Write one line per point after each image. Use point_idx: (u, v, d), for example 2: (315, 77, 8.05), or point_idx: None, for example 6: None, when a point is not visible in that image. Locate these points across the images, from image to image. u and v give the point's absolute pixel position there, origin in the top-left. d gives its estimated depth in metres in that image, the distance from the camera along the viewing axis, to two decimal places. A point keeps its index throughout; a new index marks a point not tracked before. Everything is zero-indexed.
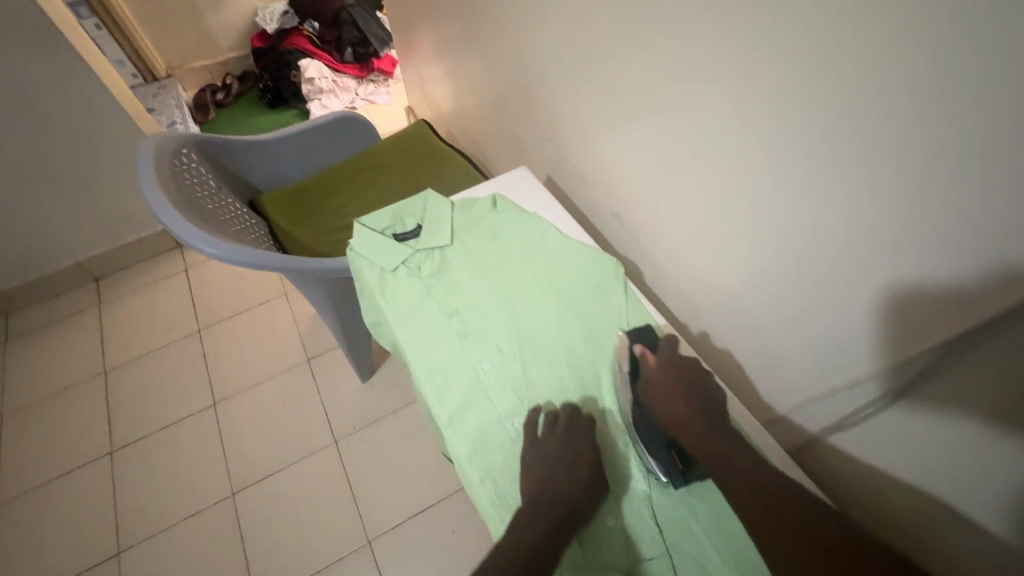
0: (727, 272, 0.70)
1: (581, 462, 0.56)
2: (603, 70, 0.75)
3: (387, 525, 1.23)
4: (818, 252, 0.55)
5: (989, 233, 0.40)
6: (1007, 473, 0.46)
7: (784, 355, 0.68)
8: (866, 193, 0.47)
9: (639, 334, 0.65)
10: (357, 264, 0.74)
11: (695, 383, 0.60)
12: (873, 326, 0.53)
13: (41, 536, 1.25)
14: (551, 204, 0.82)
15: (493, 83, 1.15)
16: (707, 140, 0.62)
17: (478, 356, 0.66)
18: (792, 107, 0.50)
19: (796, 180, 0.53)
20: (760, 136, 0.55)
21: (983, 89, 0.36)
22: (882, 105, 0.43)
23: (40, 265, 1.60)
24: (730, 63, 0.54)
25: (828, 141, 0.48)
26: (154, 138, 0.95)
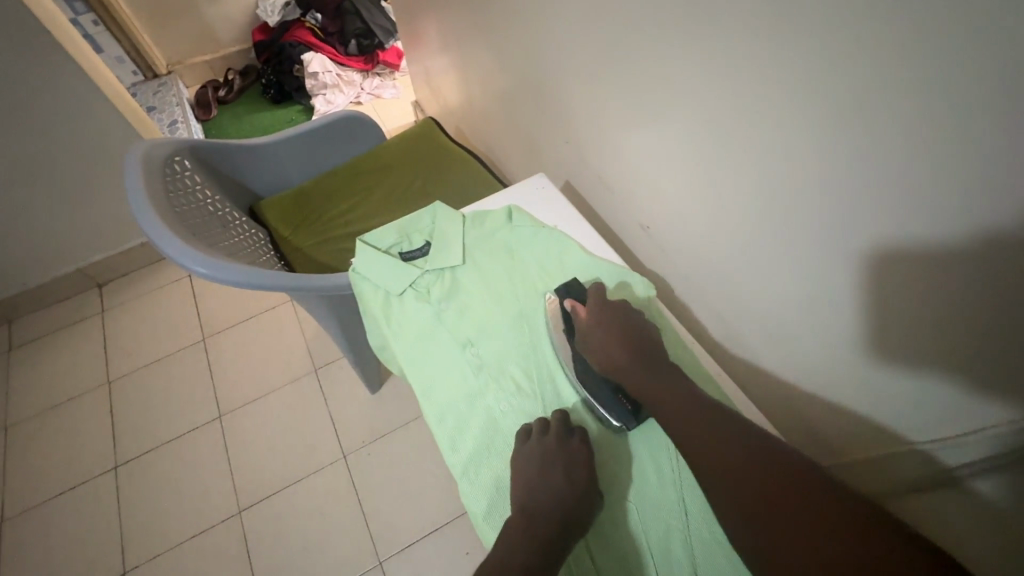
0: (771, 299, 0.62)
1: (576, 468, 0.52)
2: (628, 68, 0.67)
3: (398, 546, 1.18)
4: (887, 288, 0.47)
5: None
6: None
7: (840, 392, 0.60)
8: (959, 229, 0.39)
9: (569, 289, 0.62)
10: (361, 287, 0.68)
11: (625, 324, 0.57)
12: (961, 380, 0.45)
13: (46, 554, 1.22)
14: (571, 215, 0.74)
15: (504, 78, 1.06)
16: (748, 153, 0.54)
17: (493, 394, 0.59)
18: (861, 128, 0.42)
19: (867, 206, 0.45)
20: (817, 152, 0.46)
21: None
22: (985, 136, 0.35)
23: (40, 271, 1.56)
24: (782, 70, 0.46)
25: (902, 163, 0.40)
26: (143, 145, 0.89)
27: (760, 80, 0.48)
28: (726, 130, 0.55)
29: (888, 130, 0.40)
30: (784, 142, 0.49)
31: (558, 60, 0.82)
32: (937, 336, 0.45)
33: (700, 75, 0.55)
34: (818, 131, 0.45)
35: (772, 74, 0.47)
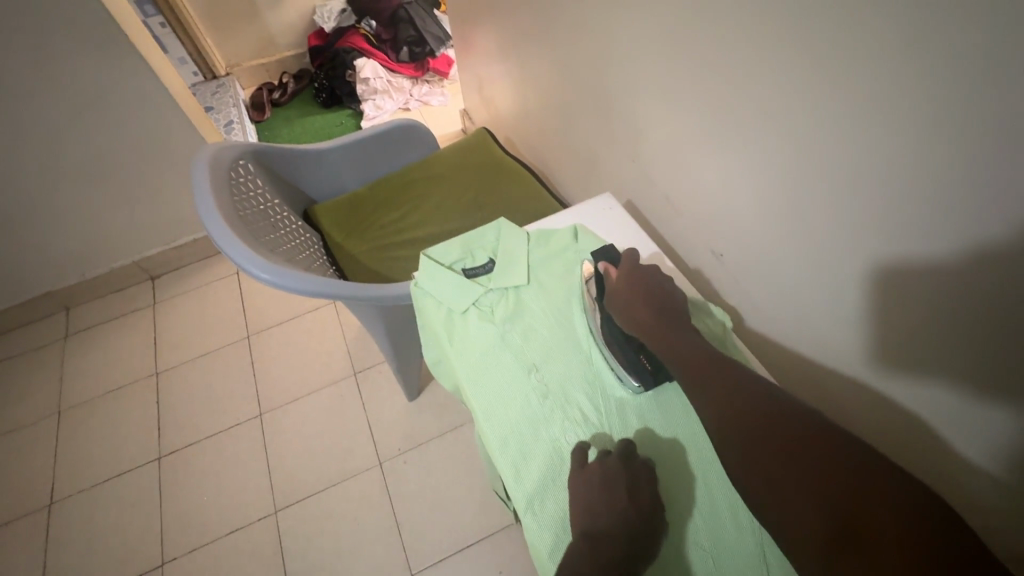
0: (881, 342, 0.57)
1: (642, 492, 0.49)
2: (711, 90, 0.65)
3: (431, 559, 1.16)
4: None
5: None
6: None
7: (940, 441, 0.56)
8: None
9: (602, 255, 0.63)
10: (424, 301, 0.66)
11: (656, 289, 0.57)
12: None
13: (89, 539, 1.25)
14: (641, 238, 0.72)
15: (565, 91, 1.05)
16: (879, 184, 0.49)
17: (560, 422, 0.57)
18: (1000, 168, 0.40)
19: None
20: (972, 188, 0.42)
21: None
22: None
23: (99, 262, 1.62)
24: (909, 101, 0.44)
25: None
26: (211, 148, 0.91)
27: (907, 106, 0.44)
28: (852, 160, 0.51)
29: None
30: (937, 177, 0.44)
31: (629, 76, 0.80)
32: None
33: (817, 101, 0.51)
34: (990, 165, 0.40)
35: (927, 100, 0.43)
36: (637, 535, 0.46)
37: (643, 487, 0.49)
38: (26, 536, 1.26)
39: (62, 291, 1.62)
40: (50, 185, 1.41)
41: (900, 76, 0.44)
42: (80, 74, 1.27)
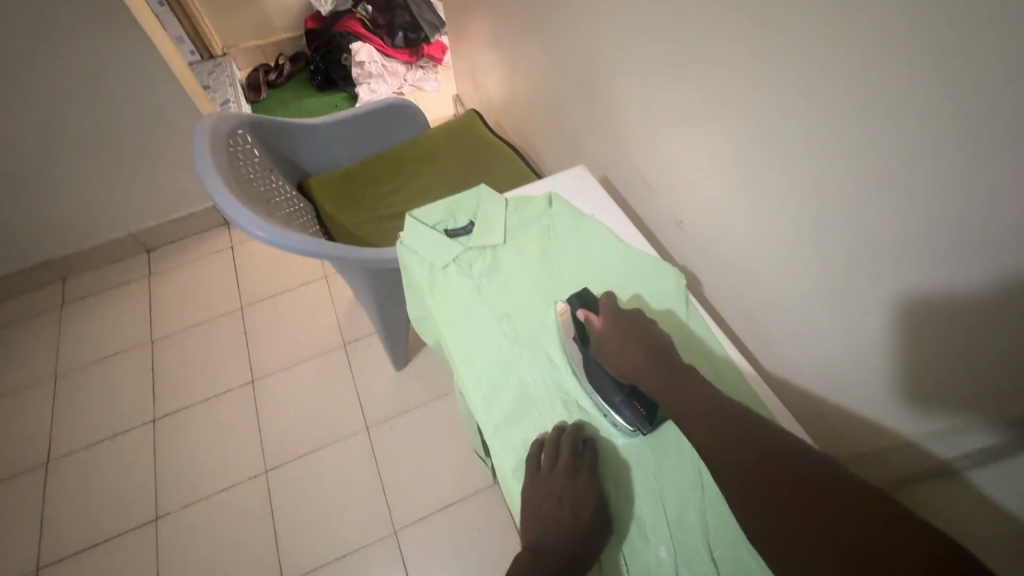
0: (797, 300, 0.64)
1: (583, 508, 0.53)
2: (670, 69, 0.71)
3: (413, 516, 1.23)
4: (902, 290, 0.50)
5: None
6: None
7: (841, 387, 0.63)
8: (950, 233, 0.43)
9: (580, 299, 0.63)
10: (407, 257, 0.72)
11: (641, 331, 0.58)
12: (939, 376, 0.49)
13: (87, 494, 1.30)
14: (609, 206, 0.78)
15: (550, 75, 1.11)
16: (805, 152, 0.54)
17: (527, 363, 0.63)
18: (873, 139, 0.47)
19: (893, 208, 0.47)
20: (854, 158, 0.49)
21: None
22: (975, 153, 0.40)
23: (96, 234, 1.66)
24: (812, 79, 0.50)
25: (985, 162, 0.39)
26: (211, 118, 0.96)
27: (817, 83, 0.50)
28: (784, 131, 0.56)
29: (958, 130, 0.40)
30: (849, 144, 0.49)
31: (607, 59, 0.86)
32: (932, 338, 0.49)
33: (758, 77, 0.57)
34: (887, 131, 0.45)
35: (829, 78, 0.49)
36: (580, 545, 0.51)
37: (587, 501, 0.54)
38: (24, 490, 1.31)
39: (59, 261, 1.66)
40: (49, 155, 1.45)
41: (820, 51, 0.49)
42: (80, 46, 1.30)
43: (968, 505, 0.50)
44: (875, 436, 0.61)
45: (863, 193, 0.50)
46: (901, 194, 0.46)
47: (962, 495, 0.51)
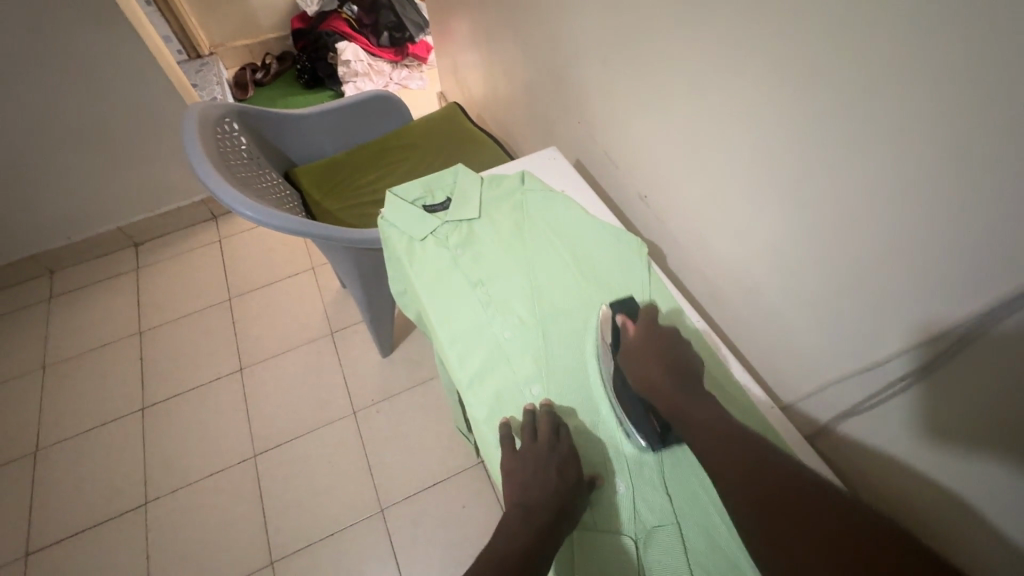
0: (750, 261, 0.70)
1: (568, 468, 0.55)
2: (634, 53, 0.77)
3: (399, 496, 1.26)
4: (836, 243, 0.56)
5: (988, 220, 0.41)
6: (1000, 462, 0.46)
7: (789, 342, 0.68)
8: (870, 183, 0.50)
9: (619, 305, 0.65)
10: (387, 231, 0.77)
11: (665, 347, 0.59)
12: (869, 317, 0.55)
13: (75, 480, 1.32)
14: (578, 182, 0.83)
15: (527, 66, 1.16)
16: (754, 117, 0.60)
17: (499, 324, 0.67)
18: (806, 105, 0.53)
19: (824, 165, 0.53)
20: (792, 124, 0.55)
21: (978, 97, 0.39)
22: (890, 110, 0.45)
23: (83, 228, 1.68)
24: (756, 54, 0.56)
25: (896, 110, 0.45)
26: (199, 106, 1.00)
27: (761, 58, 0.56)
28: (736, 100, 0.61)
29: (877, 82, 0.45)
30: (790, 105, 0.55)
31: (577, 46, 0.91)
32: (863, 282, 0.54)
33: (715, 52, 0.62)
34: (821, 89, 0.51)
35: (771, 52, 0.54)
36: (570, 500, 0.54)
37: (573, 462, 0.56)
38: (13, 478, 1.33)
39: (47, 255, 1.68)
40: (39, 148, 1.47)
41: (764, 22, 0.54)
42: (72, 40, 1.33)
43: (893, 431, 0.57)
44: (814, 381, 0.66)
45: (802, 149, 0.55)
46: (834, 146, 0.52)
47: (883, 419, 0.57)
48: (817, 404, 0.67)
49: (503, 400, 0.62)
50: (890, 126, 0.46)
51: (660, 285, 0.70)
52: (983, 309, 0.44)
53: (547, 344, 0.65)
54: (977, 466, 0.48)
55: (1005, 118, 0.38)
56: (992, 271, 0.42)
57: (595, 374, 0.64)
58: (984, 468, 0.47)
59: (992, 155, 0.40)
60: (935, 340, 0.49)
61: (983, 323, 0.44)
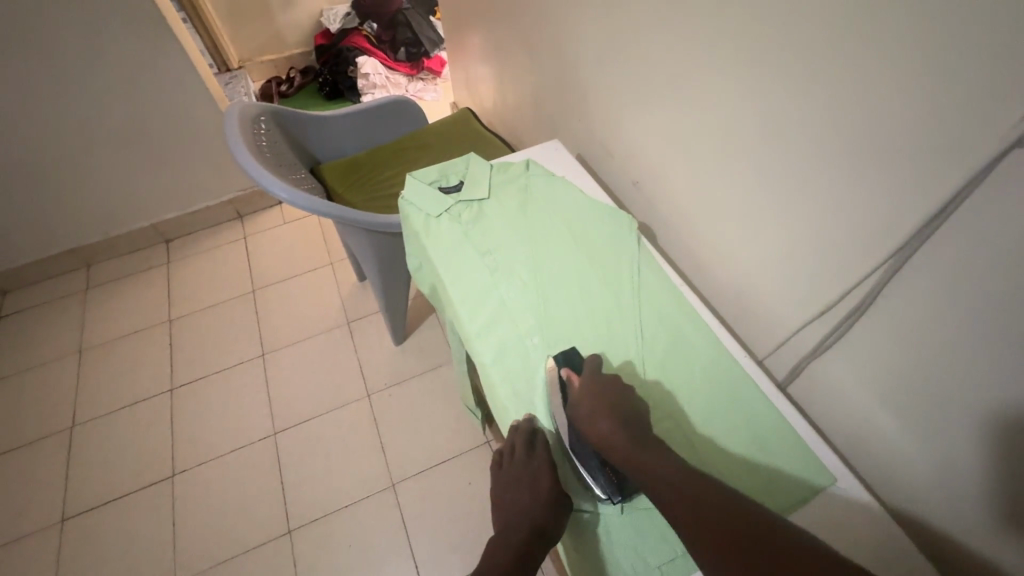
0: (724, 230, 0.79)
1: (541, 486, 0.60)
2: (625, 54, 0.87)
3: (409, 471, 1.34)
4: (789, 204, 0.65)
5: (901, 167, 0.51)
6: (940, 372, 0.55)
7: (759, 302, 0.77)
8: (812, 147, 0.59)
9: (563, 358, 0.66)
10: (406, 209, 0.86)
11: (612, 397, 0.60)
12: (819, 267, 0.64)
13: (108, 454, 1.41)
14: (577, 168, 0.92)
15: (533, 72, 1.27)
16: (724, 99, 0.69)
17: (504, 286, 0.76)
18: (763, 86, 0.62)
19: (777, 136, 0.63)
20: (752, 102, 0.65)
21: (889, 66, 0.49)
22: (824, 83, 0.55)
23: (120, 224, 1.81)
24: (722, 45, 0.66)
25: (829, 83, 0.55)
26: (239, 104, 1.12)
27: (726, 50, 0.66)
28: (707, 87, 0.71)
29: (818, 57, 0.55)
30: (754, 85, 0.64)
31: (578, 51, 1.02)
32: (814, 236, 0.63)
33: (691, 48, 0.72)
34: (777, 69, 0.60)
35: (735, 45, 0.64)
36: (542, 522, 0.58)
37: (545, 477, 0.61)
38: (51, 451, 1.42)
39: (85, 249, 1.80)
40: (85, 148, 1.60)
41: (731, 16, 0.63)
42: (121, 49, 1.46)
43: (852, 367, 0.65)
44: (781, 334, 0.75)
45: (764, 121, 0.64)
46: (790, 116, 0.60)
47: (842, 357, 0.66)
48: (784, 356, 0.75)
49: (506, 347, 0.71)
50: (830, 91, 0.55)
51: (646, 256, 0.79)
52: (909, 238, 0.52)
53: (547, 304, 0.74)
54: (923, 379, 0.57)
55: (909, 81, 0.47)
56: (903, 209, 0.52)
57: (589, 328, 0.72)
58: (926, 380, 0.56)
59: (899, 113, 0.49)
60: (875, 273, 0.57)
61: (903, 253, 0.53)
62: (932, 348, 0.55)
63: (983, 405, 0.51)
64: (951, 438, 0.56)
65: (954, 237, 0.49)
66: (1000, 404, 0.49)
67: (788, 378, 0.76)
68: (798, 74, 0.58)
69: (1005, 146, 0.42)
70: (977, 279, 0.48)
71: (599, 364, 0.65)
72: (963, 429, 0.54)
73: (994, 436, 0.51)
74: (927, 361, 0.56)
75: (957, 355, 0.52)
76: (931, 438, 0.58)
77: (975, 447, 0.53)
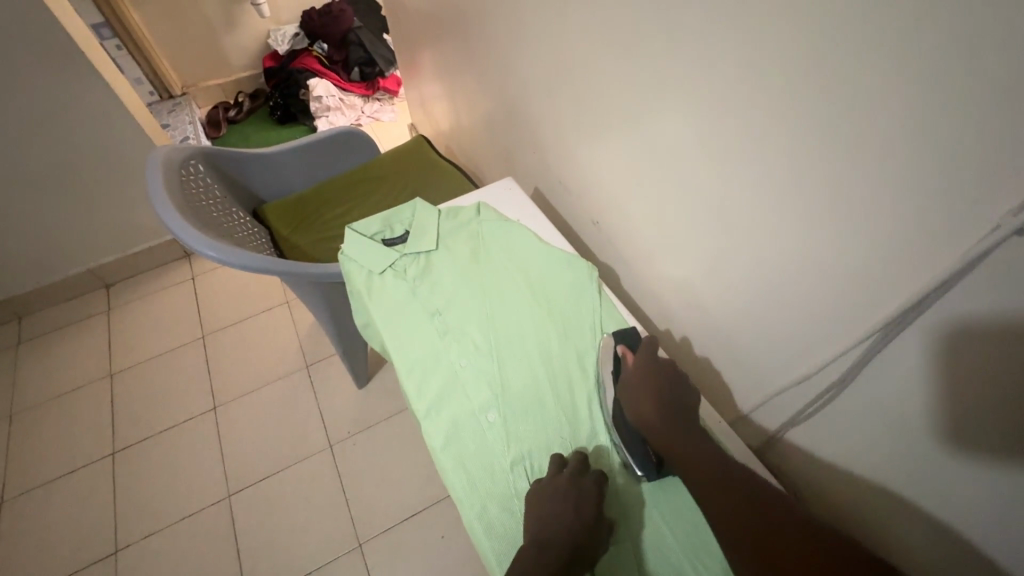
0: (695, 279, 0.74)
1: (586, 505, 0.54)
2: (580, 86, 0.80)
3: (378, 528, 1.25)
4: (763, 263, 0.61)
5: (884, 240, 0.46)
6: (938, 452, 0.50)
7: (739, 353, 0.72)
8: (782, 206, 0.54)
9: (621, 336, 0.67)
10: (347, 266, 0.78)
11: (663, 379, 0.61)
12: (799, 328, 0.60)
13: (42, 531, 1.28)
14: (532, 211, 0.86)
15: (486, 99, 1.20)
16: (685, 147, 0.64)
17: (455, 353, 0.69)
18: (725, 135, 0.57)
19: (745, 192, 0.58)
20: (715, 154, 0.60)
21: (864, 131, 0.43)
22: (792, 140, 0.50)
23: (54, 272, 1.67)
24: (680, 87, 0.60)
25: (797, 142, 0.49)
26: (164, 149, 1.02)
27: (682, 92, 0.60)
28: (667, 130, 0.65)
29: (783, 110, 0.49)
30: (719, 136, 0.58)
31: (530, 81, 0.95)
32: (790, 298, 0.59)
33: (648, 83, 0.65)
34: (743, 123, 0.54)
35: (695, 87, 0.58)
36: (583, 546, 0.52)
37: (592, 499, 0.55)
38: None
39: (15, 301, 1.66)
40: (5, 194, 1.46)
41: (690, 59, 0.57)
42: (37, 87, 1.34)
43: (843, 426, 0.60)
44: (761, 391, 0.71)
45: (728, 173, 0.59)
46: (760, 172, 0.55)
47: (826, 422, 0.62)
48: (766, 415, 0.72)
49: (458, 427, 0.63)
50: (804, 151, 0.49)
51: (608, 311, 0.72)
52: (896, 314, 0.48)
53: (502, 372, 0.67)
54: (918, 458, 0.52)
55: (887, 147, 0.42)
56: (886, 283, 0.48)
57: (550, 396, 0.65)
58: (918, 455, 0.52)
59: (877, 181, 0.44)
60: (865, 341, 0.52)
61: (891, 329, 0.49)
62: (926, 425, 0.50)
63: (990, 500, 0.46)
64: (949, 520, 0.51)
65: (946, 316, 0.44)
66: (1010, 506, 0.44)
67: (772, 438, 0.72)
68: (766, 130, 0.52)
69: (1001, 235, 0.37)
70: (974, 362, 0.43)
71: (657, 348, 0.65)
72: (967, 513, 0.49)
73: (999, 523, 0.46)
74: (920, 439, 0.51)
75: (954, 432, 0.47)
76: (930, 518, 0.53)
77: (982, 531, 0.48)
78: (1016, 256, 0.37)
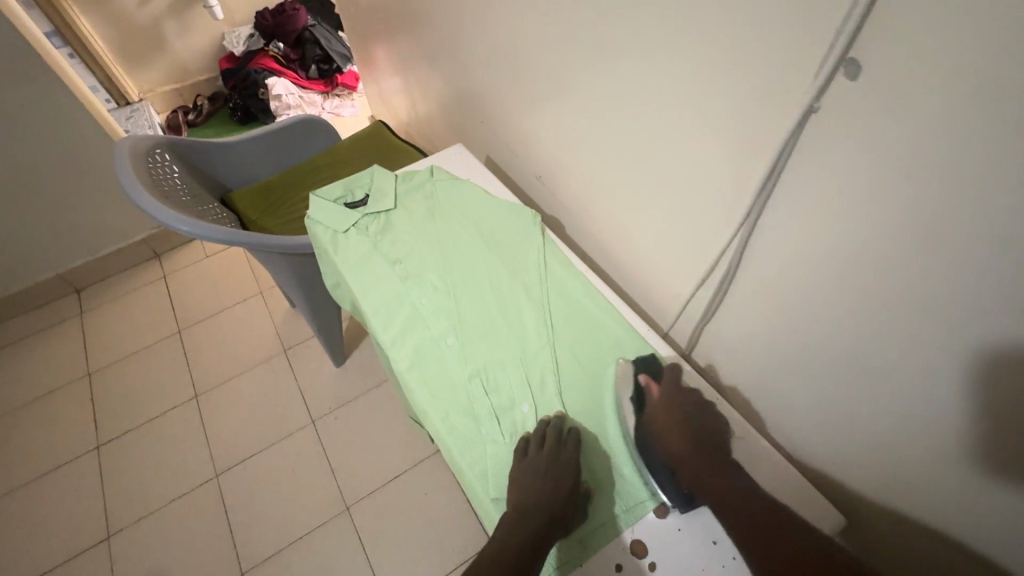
0: (616, 213, 0.84)
1: (563, 479, 0.57)
2: (513, 54, 0.89)
3: (363, 492, 1.32)
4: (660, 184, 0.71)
5: (735, 140, 0.56)
6: (808, 321, 0.59)
7: (657, 276, 0.82)
8: (668, 128, 0.64)
9: (643, 363, 0.67)
10: (312, 228, 0.85)
11: (692, 409, 0.61)
12: (693, 237, 0.70)
13: (31, 526, 1.31)
14: (481, 170, 0.94)
15: (437, 80, 1.28)
16: (599, 93, 0.73)
17: (416, 293, 0.77)
18: (623, 74, 0.67)
19: (640, 120, 0.68)
20: (616, 91, 0.70)
21: (711, 48, 0.54)
22: (666, 67, 0.60)
23: (22, 279, 1.68)
24: (588, 40, 0.70)
25: (669, 68, 0.60)
26: (129, 139, 1.07)
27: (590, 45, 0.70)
28: (581, 79, 0.75)
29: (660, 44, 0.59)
30: (620, 78, 0.68)
31: (472, 56, 1.04)
32: (684, 212, 0.69)
33: (565, 41, 0.75)
34: (635, 61, 0.64)
35: (600, 37, 0.68)
36: (560, 511, 0.56)
37: (570, 474, 0.58)
38: None
39: None
40: None
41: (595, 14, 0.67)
42: None
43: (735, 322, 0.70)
44: (676, 303, 0.81)
45: (628, 108, 0.69)
46: (649, 101, 0.65)
47: (724, 319, 0.72)
48: (685, 323, 0.80)
49: (420, 351, 0.72)
50: (675, 76, 0.60)
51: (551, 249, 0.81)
52: (752, 205, 0.58)
53: (458, 305, 0.75)
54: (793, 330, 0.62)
55: (726, 57, 0.53)
56: (743, 178, 0.58)
57: (501, 322, 0.74)
58: (792, 328, 0.62)
59: (725, 90, 0.55)
60: (736, 237, 0.63)
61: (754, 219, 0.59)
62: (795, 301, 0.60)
63: (843, 352, 0.57)
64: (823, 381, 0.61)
65: (789, 197, 0.54)
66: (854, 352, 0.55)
67: (690, 347, 0.82)
68: (648, 63, 0.62)
69: (804, 113, 0.48)
70: (816, 230, 0.53)
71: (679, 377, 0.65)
72: (834, 370, 0.59)
73: (855, 369, 0.56)
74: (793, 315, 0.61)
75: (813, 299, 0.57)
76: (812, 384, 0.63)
77: (845, 381, 0.58)
78: (821, 129, 0.48)
